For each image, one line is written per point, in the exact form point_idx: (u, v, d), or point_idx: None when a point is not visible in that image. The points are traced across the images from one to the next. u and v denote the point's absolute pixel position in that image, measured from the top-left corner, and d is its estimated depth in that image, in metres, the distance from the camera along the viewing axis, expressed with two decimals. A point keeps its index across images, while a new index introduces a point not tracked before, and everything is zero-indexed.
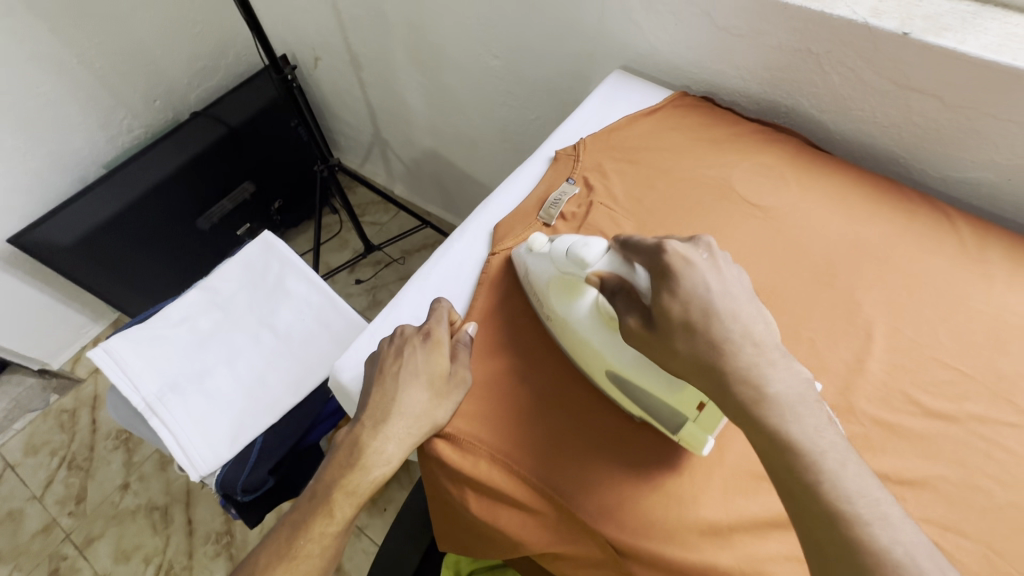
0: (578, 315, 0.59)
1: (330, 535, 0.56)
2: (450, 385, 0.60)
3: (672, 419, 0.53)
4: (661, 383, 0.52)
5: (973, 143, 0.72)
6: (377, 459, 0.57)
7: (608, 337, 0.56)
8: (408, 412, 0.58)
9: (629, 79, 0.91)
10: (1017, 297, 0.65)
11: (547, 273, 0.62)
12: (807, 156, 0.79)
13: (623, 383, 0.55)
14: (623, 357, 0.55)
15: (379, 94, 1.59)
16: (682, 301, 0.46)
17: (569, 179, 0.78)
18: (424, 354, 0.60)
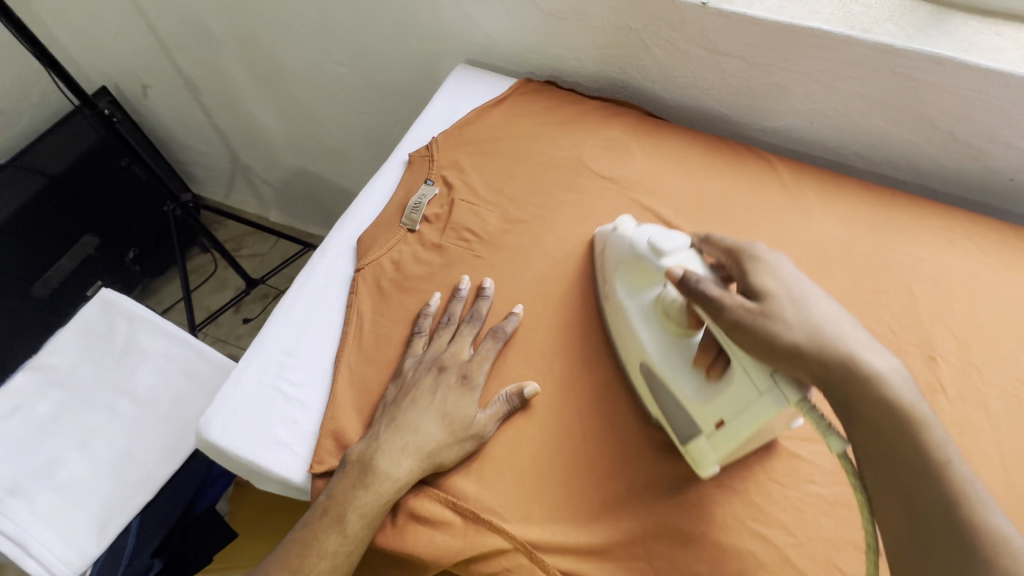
0: (636, 299, 0.60)
1: (344, 553, 0.52)
2: (464, 430, 0.57)
3: (689, 424, 0.53)
4: (689, 391, 0.53)
5: (779, 95, 0.81)
6: (333, 561, 0.52)
7: (658, 330, 0.57)
8: (376, 496, 0.53)
9: (473, 73, 0.92)
10: (831, 224, 0.75)
11: (623, 249, 0.62)
12: (647, 125, 0.85)
13: (651, 378, 0.57)
14: (660, 357, 0.56)
15: (226, 118, 1.47)
16: (763, 276, 0.50)
17: (428, 180, 0.76)
18: (447, 393, 0.59)
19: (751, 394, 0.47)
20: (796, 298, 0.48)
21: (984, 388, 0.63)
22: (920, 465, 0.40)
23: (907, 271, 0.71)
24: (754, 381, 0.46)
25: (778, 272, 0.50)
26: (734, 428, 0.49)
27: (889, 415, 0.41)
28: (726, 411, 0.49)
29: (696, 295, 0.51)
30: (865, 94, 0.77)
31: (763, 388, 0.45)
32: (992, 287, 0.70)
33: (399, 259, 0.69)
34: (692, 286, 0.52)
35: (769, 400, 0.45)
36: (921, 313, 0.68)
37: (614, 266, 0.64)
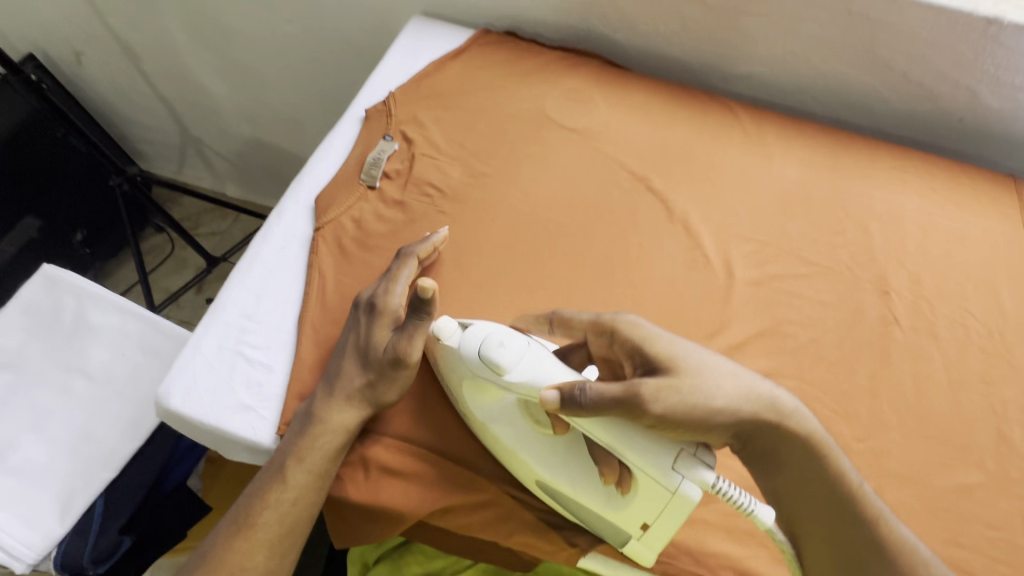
0: (497, 419, 0.52)
1: (289, 502, 0.52)
2: (391, 364, 0.54)
3: (615, 531, 0.51)
4: (604, 501, 0.49)
5: (739, 40, 0.81)
6: (280, 510, 0.52)
7: (540, 445, 0.51)
8: (318, 445, 0.52)
9: (429, 25, 0.88)
10: (791, 168, 0.76)
11: (455, 365, 0.53)
12: (610, 75, 0.83)
13: (558, 495, 0.51)
14: (560, 474, 0.50)
15: (170, 85, 1.38)
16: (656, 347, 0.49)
17: (386, 135, 0.73)
18: (363, 329, 0.57)
19: (664, 497, 0.44)
20: (694, 363, 0.48)
21: (935, 319, 0.66)
22: (844, 509, 0.47)
23: (864, 211, 0.73)
24: (663, 483, 0.43)
25: (663, 338, 0.49)
26: (659, 527, 0.47)
27: (812, 467, 0.47)
28: (645, 516, 0.47)
29: (596, 405, 0.44)
30: (823, 37, 0.77)
31: (676, 487, 0.43)
32: (942, 223, 0.73)
33: (360, 217, 0.67)
34: (583, 400, 0.44)
35: (683, 498, 0.43)
36: (877, 251, 0.70)
37: (456, 384, 0.54)
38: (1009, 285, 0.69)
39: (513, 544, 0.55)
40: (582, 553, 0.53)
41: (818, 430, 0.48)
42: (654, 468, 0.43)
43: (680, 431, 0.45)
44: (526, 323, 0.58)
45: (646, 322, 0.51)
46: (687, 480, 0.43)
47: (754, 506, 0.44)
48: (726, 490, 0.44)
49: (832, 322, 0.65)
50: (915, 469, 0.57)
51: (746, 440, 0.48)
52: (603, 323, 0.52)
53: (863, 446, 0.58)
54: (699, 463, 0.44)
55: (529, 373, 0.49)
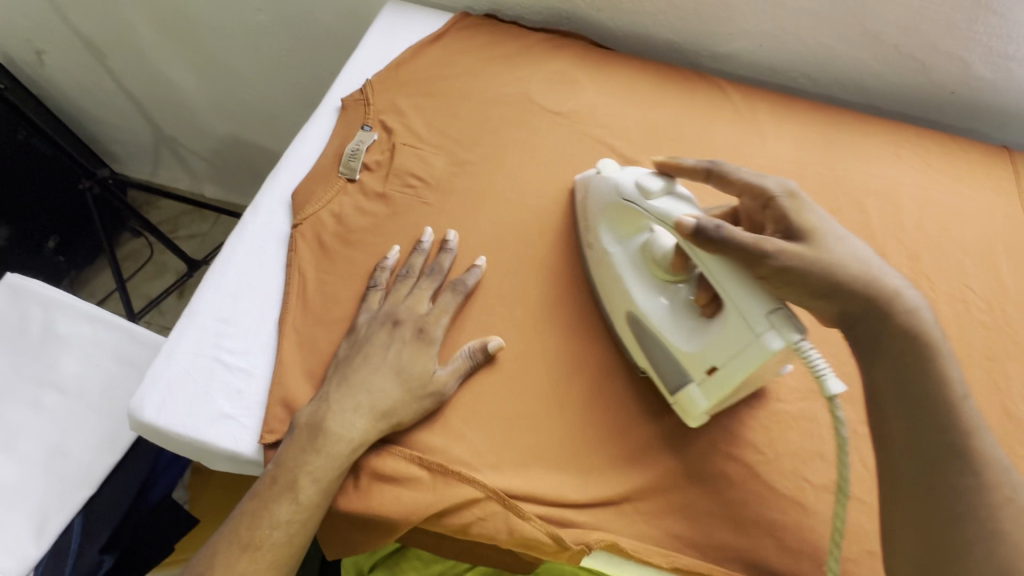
0: (624, 247, 0.58)
1: (298, 521, 0.50)
2: (423, 389, 0.53)
3: (679, 371, 0.52)
4: (688, 336, 0.52)
5: (727, 16, 0.78)
6: (289, 529, 0.50)
7: (646, 277, 0.55)
8: (329, 460, 0.50)
9: (406, 9, 0.84)
10: (784, 146, 0.74)
11: (608, 193, 0.58)
12: (595, 56, 0.80)
13: (640, 329, 0.55)
14: (652, 304, 0.54)
15: (138, 83, 1.33)
16: (799, 220, 0.49)
17: (365, 126, 0.70)
18: (402, 349, 0.55)
19: (741, 343, 0.46)
20: (829, 245, 0.48)
21: (934, 295, 0.65)
22: (943, 431, 0.42)
23: (859, 188, 0.71)
24: (750, 325, 0.45)
25: (812, 217, 0.50)
26: (730, 371, 0.48)
27: (920, 373, 0.44)
28: (716, 358, 0.49)
29: (718, 242, 0.47)
30: (813, 9, 0.75)
31: (759, 331, 0.45)
32: (938, 198, 0.71)
33: (340, 212, 0.64)
34: (710, 232, 0.47)
35: (759, 346, 0.45)
36: (874, 228, 0.68)
37: (603, 214, 0.59)
38: (1006, 258, 0.68)
39: (517, 548, 0.52)
40: (588, 552, 0.50)
41: (937, 336, 0.46)
42: (744, 312, 0.46)
43: (785, 289, 0.48)
44: (680, 164, 0.54)
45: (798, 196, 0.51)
46: (776, 322, 0.45)
47: (828, 375, 0.45)
48: (809, 352, 0.44)
49: None
50: None
51: (852, 321, 0.47)
52: (755, 186, 0.51)
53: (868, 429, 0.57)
54: (786, 317, 0.45)
55: (659, 203, 0.53)
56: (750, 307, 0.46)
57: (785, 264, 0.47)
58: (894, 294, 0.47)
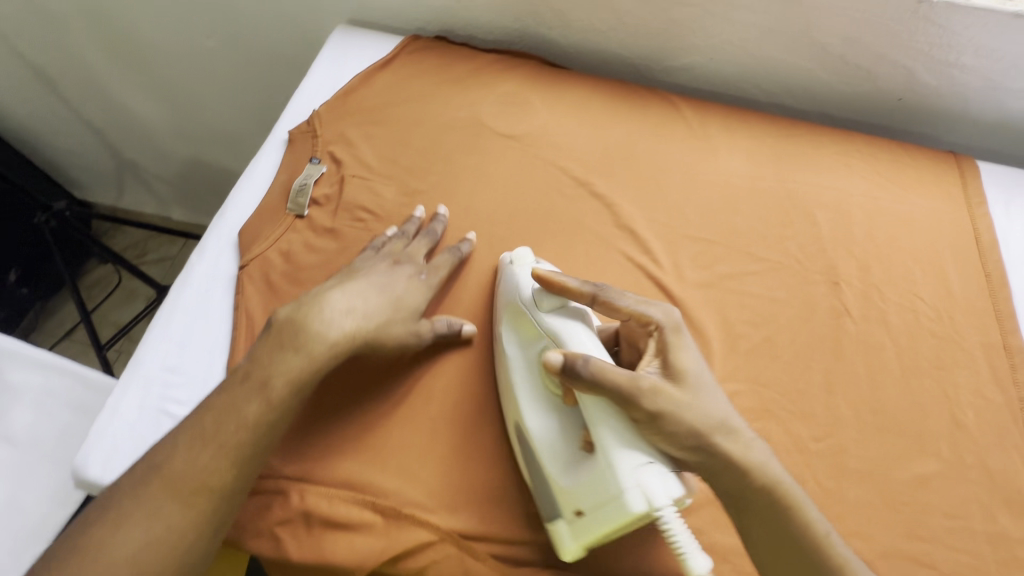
0: (523, 350, 0.55)
1: (266, 424, 0.49)
2: (406, 318, 0.56)
3: (551, 504, 0.51)
4: (561, 470, 0.50)
5: (676, 31, 0.78)
6: (256, 429, 0.48)
7: (535, 389, 0.53)
8: (306, 359, 0.50)
9: (355, 33, 0.83)
10: (736, 161, 0.75)
11: (511, 292, 0.57)
12: (547, 76, 0.80)
13: (525, 447, 0.53)
14: (537, 424, 0.52)
15: (94, 110, 1.30)
16: (673, 363, 0.49)
17: (313, 159, 0.69)
18: (399, 280, 0.58)
19: (609, 494, 0.46)
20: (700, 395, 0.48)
21: (885, 306, 0.65)
22: (814, 571, 0.46)
23: (810, 200, 0.72)
24: (611, 484, 0.46)
25: (683, 363, 0.49)
26: (595, 520, 0.47)
27: (781, 520, 0.47)
28: (584, 502, 0.48)
29: (594, 382, 0.47)
30: (758, 24, 0.75)
31: (623, 488, 0.45)
32: (887, 207, 0.72)
33: (288, 249, 0.63)
34: (585, 372, 0.47)
35: (622, 504, 0.45)
36: (825, 240, 0.69)
37: (506, 313, 0.57)
38: (955, 265, 0.69)
39: None
40: None
41: (788, 481, 0.48)
42: (617, 464, 0.46)
43: (658, 436, 0.47)
44: (563, 283, 0.53)
45: (680, 330, 0.51)
46: (643, 480, 0.45)
47: (690, 552, 0.43)
48: (666, 519, 0.44)
49: (785, 319, 0.64)
50: (872, 465, 0.56)
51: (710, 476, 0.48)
52: (639, 314, 0.51)
53: (821, 445, 0.57)
54: (654, 476, 0.45)
55: (555, 313, 0.54)
56: (622, 458, 0.46)
57: (656, 411, 0.46)
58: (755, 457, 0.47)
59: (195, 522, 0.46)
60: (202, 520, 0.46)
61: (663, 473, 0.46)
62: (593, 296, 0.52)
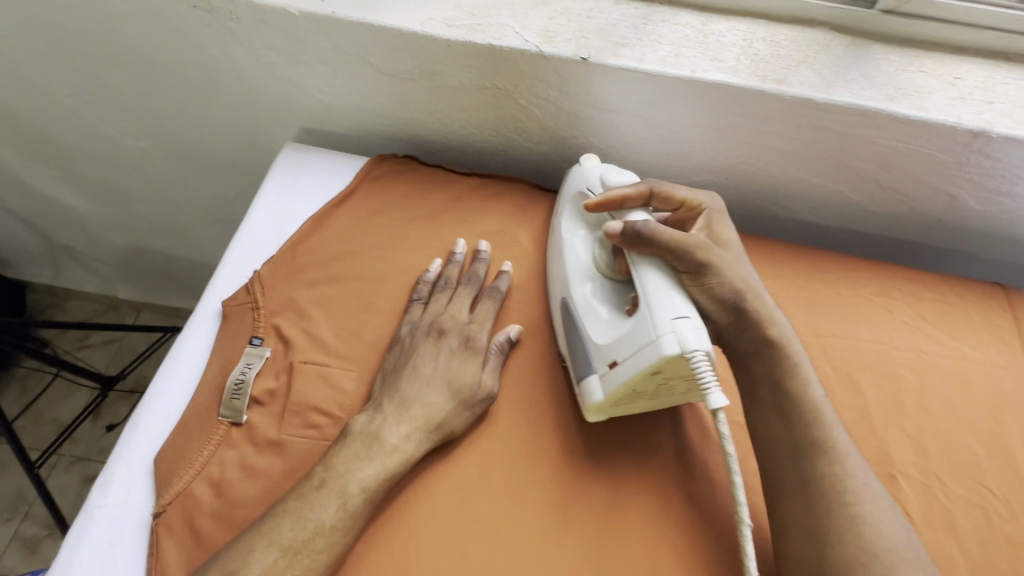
0: (588, 231, 0.59)
1: (341, 535, 0.45)
2: (474, 395, 0.52)
3: (584, 362, 0.51)
4: (607, 329, 0.50)
5: (687, 153, 0.67)
6: (332, 537, 0.45)
7: (593, 265, 0.56)
8: (383, 466, 0.48)
9: (306, 153, 0.69)
10: None
11: (580, 183, 0.61)
12: (538, 203, 0.68)
13: (568, 312, 0.55)
14: (586, 291, 0.54)
15: (14, 200, 1.14)
16: (712, 228, 0.54)
17: (253, 340, 0.56)
18: (451, 358, 0.54)
19: (644, 340, 0.46)
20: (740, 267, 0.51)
21: (950, 505, 0.55)
22: (808, 429, 0.47)
23: (851, 361, 0.61)
24: (647, 329, 0.46)
25: (721, 236, 0.53)
26: (628, 369, 0.47)
27: (783, 375, 0.49)
28: (621, 351, 0.48)
29: (646, 241, 0.49)
30: (784, 149, 0.64)
31: (660, 333, 0.45)
32: (938, 364, 0.62)
33: (220, 476, 0.50)
34: (638, 231, 0.49)
35: (655, 347, 0.45)
36: (874, 416, 0.59)
37: (572, 206, 0.61)
38: None
39: None
40: None
41: (796, 347, 0.50)
42: (657, 310, 0.46)
43: (696, 281, 0.49)
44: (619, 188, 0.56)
45: (724, 214, 0.55)
46: (679, 328, 0.45)
47: (713, 388, 0.44)
48: (697, 362, 0.44)
49: None
50: None
51: (734, 344, 0.51)
52: (691, 203, 0.55)
53: None
54: (691, 328, 0.45)
55: (618, 215, 0.55)
56: (662, 306, 0.47)
57: (698, 258, 0.49)
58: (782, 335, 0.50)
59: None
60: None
61: (699, 325, 0.46)
62: (650, 193, 0.54)
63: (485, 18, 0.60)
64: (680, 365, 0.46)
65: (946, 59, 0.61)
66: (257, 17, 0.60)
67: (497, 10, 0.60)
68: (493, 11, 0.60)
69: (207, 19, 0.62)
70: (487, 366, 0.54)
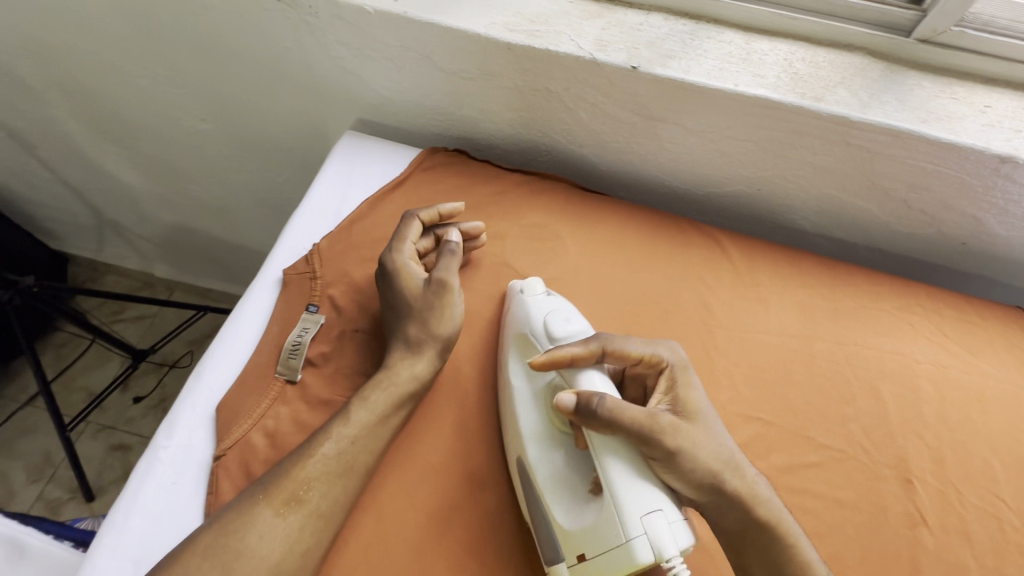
0: (531, 380, 0.54)
1: (348, 443, 0.50)
2: (431, 292, 0.57)
3: (550, 544, 0.48)
4: (570, 510, 0.47)
5: (723, 163, 0.71)
6: (341, 454, 0.49)
7: (551, 425, 0.52)
8: (387, 388, 0.53)
9: (364, 141, 0.74)
10: (790, 317, 0.67)
11: (519, 318, 0.57)
12: (579, 202, 0.72)
13: (525, 480, 0.50)
14: (546, 459, 0.50)
15: (72, 173, 1.20)
16: (682, 394, 0.50)
17: (310, 307, 0.60)
18: (386, 291, 0.58)
19: (616, 542, 0.44)
20: (714, 437, 0.48)
21: (965, 513, 0.56)
22: None
23: (872, 370, 0.64)
24: (619, 532, 0.44)
25: (686, 397, 0.50)
26: (599, 567, 0.45)
27: (776, 551, 0.47)
28: (591, 546, 0.45)
29: (610, 421, 0.45)
30: (817, 164, 0.67)
31: (632, 537, 0.43)
32: (958, 379, 0.64)
33: (275, 429, 0.53)
34: (599, 412, 0.45)
35: (628, 551, 0.43)
36: (893, 423, 0.61)
37: (518, 354, 0.56)
38: None
39: None
40: None
41: (790, 522, 0.48)
42: (627, 510, 0.44)
43: (670, 469, 0.46)
44: (568, 347, 0.51)
45: (687, 369, 0.52)
46: (652, 527, 0.43)
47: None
48: (675, 572, 0.42)
49: (853, 529, 0.55)
50: None
51: (720, 521, 0.48)
52: (649, 356, 0.51)
53: None
54: (662, 523, 0.43)
55: (570, 375, 0.50)
56: (633, 504, 0.44)
57: (670, 444, 0.45)
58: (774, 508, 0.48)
59: (301, 545, 0.46)
60: (300, 539, 0.46)
61: (671, 521, 0.44)
62: (603, 352, 0.50)
63: (543, 25, 0.64)
64: (655, 564, 0.44)
65: (978, 88, 0.64)
66: (334, 13, 0.66)
67: (554, 19, 0.65)
68: (551, 20, 0.65)
69: (287, 13, 0.68)
70: (430, 289, 0.57)
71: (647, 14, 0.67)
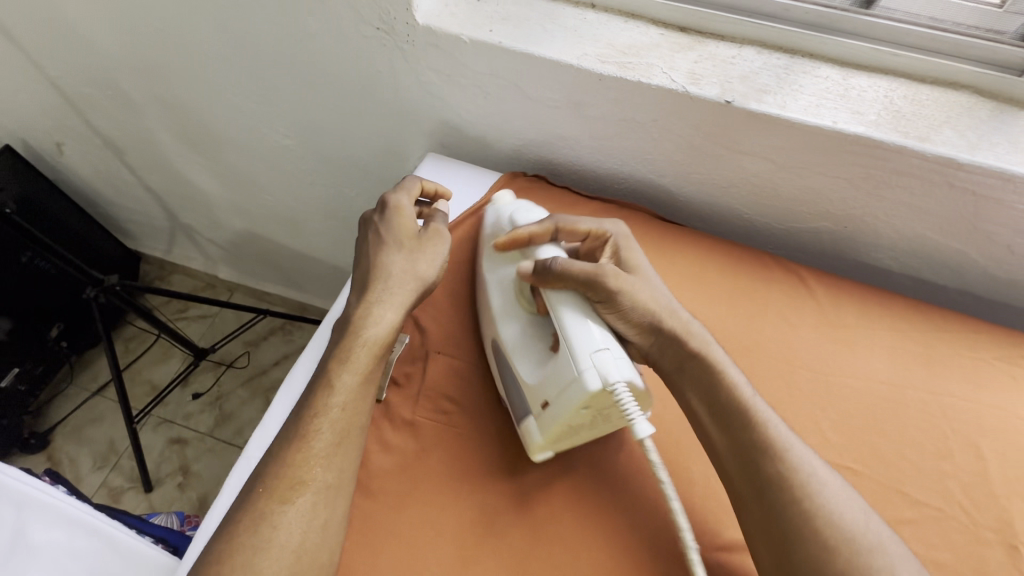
0: (497, 274, 0.61)
1: (338, 409, 0.50)
2: (425, 243, 0.60)
3: (521, 404, 0.54)
4: (530, 367, 0.54)
5: (812, 198, 0.69)
6: (336, 426, 0.50)
7: (515, 312, 0.58)
8: (365, 350, 0.53)
9: (446, 165, 0.76)
10: (878, 362, 0.64)
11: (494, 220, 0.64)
12: (658, 232, 0.72)
13: (500, 356, 0.58)
14: (510, 331, 0.57)
15: (155, 178, 1.26)
16: (625, 253, 0.57)
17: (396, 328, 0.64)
18: (378, 231, 0.59)
19: (569, 378, 0.48)
20: (650, 284, 0.55)
21: None
22: (743, 431, 0.48)
23: (970, 424, 0.60)
24: (567, 371, 0.49)
25: (629, 257, 0.57)
26: (557, 409, 0.49)
27: (713, 380, 0.51)
28: (549, 392, 0.50)
29: (559, 274, 0.52)
30: (914, 204, 0.65)
31: (581, 370, 0.48)
32: None
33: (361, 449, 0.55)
34: (551, 268, 0.53)
35: (579, 384, 0.47)
36: (994, 483, 0.57)
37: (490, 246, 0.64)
38: None
39: None
40: None
41: (721, 354, 0.53)
42: (576, 347, 0.49)
43: (612, 309, 0.52)
44: (527, 227, 0.59)
45: (629, 238, 0.59)
46: (599, 361, 0.48)
47: (637, 419, 0.47)
48: (619, 394, 0.46)
49: None
50: None
51: (660, 356, 0.54)
52: (596, 230, 0.59)
53: None
54: (609, 358, 0.48)
55: (529, 250, 0.59)
56: (580, 343, 0.49)
57: (611, 289, 0.52)
58: (705, 340, 0.53)
59: (319, 521, 0.46)
60: (316, 516, 0.46)
61: (617, 356, 0.48)
62: (555, 226, 0.58)
63: (635, 57, 0.64)
64: (604, 398, 0.48)
65: None
66: (430, 41, 0.68)
67: (645, 51, 0.65)
68: (642, 51, 0.65)
69: (383, 40, 0.70)
70: (427, 236, 0.60)
71: (740, 47, 0.66)
